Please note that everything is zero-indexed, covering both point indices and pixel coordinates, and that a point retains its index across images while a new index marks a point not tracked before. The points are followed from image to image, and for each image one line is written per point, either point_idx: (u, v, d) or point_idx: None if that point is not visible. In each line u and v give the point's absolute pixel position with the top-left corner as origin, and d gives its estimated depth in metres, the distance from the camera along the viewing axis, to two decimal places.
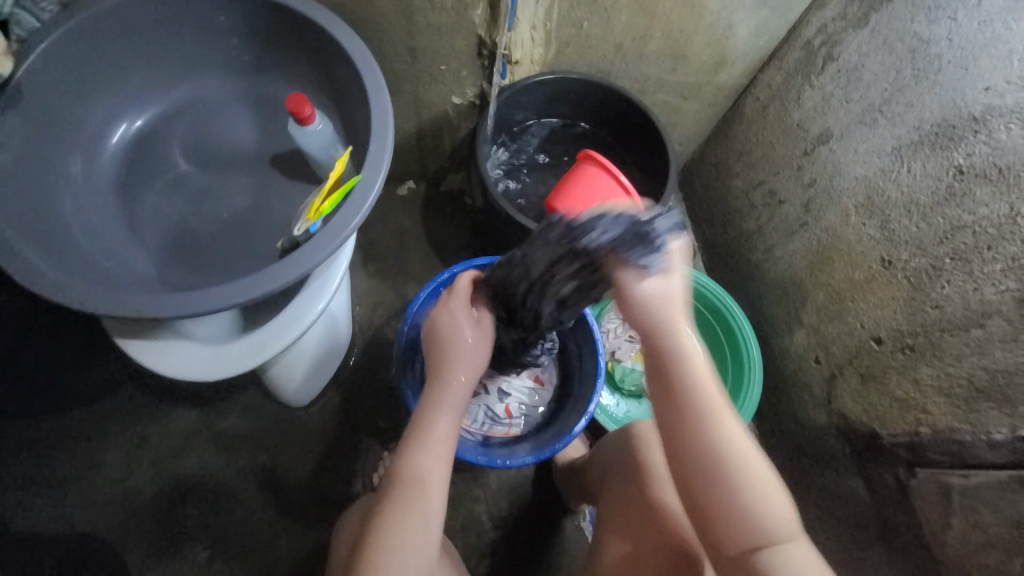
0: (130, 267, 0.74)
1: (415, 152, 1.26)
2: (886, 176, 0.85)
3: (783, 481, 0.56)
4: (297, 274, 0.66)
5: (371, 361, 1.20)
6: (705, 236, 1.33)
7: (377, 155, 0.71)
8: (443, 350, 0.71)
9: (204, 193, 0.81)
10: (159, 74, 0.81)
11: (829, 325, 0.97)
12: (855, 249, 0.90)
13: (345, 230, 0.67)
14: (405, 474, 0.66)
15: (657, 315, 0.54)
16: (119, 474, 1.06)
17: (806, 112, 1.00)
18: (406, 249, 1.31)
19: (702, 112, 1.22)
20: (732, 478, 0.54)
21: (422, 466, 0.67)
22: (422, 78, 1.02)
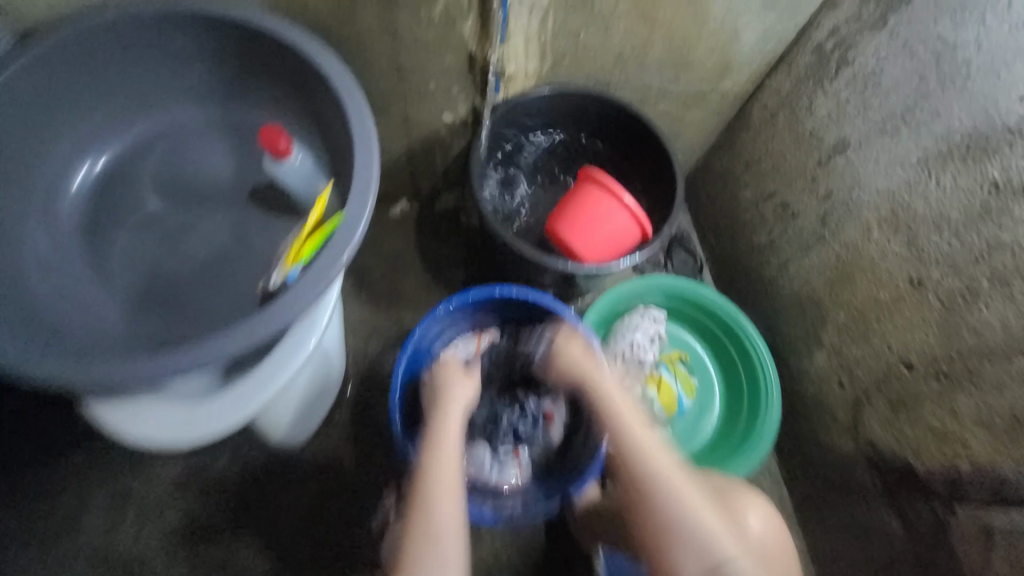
0: (98, 321, 0.69)
1: (407, 172, 1.20)
2: (911, 190, 0.79)
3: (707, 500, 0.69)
4: (274, 331, 0.60)
5: (367, 394, 1.14)
6: (714, 249, 1.27)
7: (359, 194, 0.65)
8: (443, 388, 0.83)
9: (177, 232, 0.75)
10: (124, 107, 0.75)
11: (852, 347, 0.91)
12: (880, 267, 0.84)
13: (325, 279, 0.62)
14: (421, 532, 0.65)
15: (569, 364, 0.85)
16: (102, 526, 1.00)
17: (819, 120, 0.94)
18: (401, 273, 1.25)
19: (707, 121, 1.16)
20: (662, 501, 0.69)
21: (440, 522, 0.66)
22: (410, 97, 0.96)
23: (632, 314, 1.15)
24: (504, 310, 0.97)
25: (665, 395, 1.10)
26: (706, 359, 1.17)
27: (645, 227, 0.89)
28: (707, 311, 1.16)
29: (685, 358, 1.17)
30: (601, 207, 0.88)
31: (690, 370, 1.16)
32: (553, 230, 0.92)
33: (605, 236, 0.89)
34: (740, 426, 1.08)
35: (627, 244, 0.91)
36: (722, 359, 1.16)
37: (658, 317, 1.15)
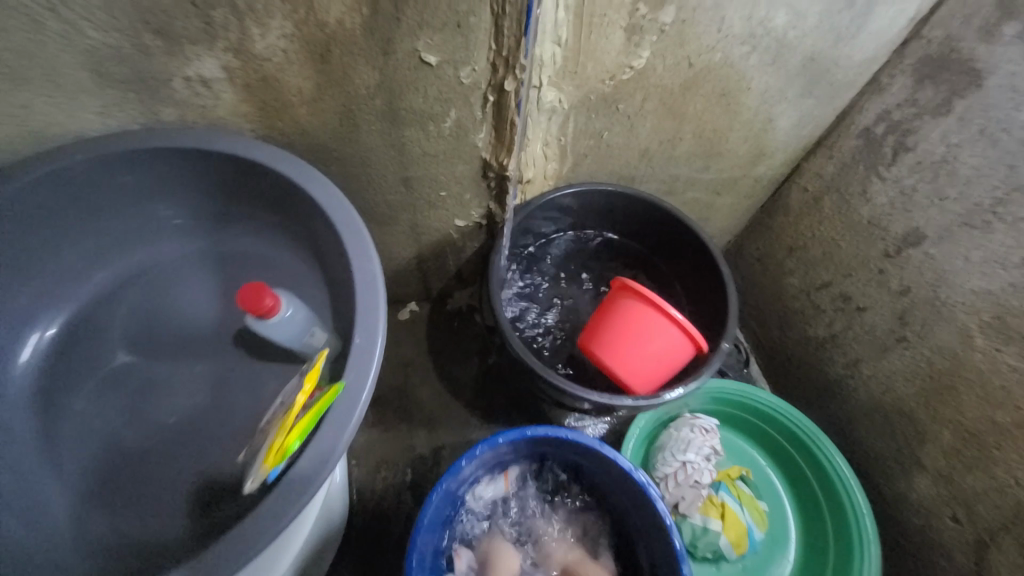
0: (43, 520, 0.55)
1: (416, 275, 1.10)
2: (1018, 294, 0.66)
3: None
4: (261, 546, 0.46)
5: (376, 540, 0.96)
6: (760, 339, 1.13)
7: (363, 349, 0.54)
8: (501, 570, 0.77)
9: (148, 392, 0.63)
10: (97, 250, 0.66)
11: (967, 475, 0.75)
12: (992, 381, 0.70)
13: (324, 469, 0.48)
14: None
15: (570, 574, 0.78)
16: None
17: (879, 208, 0.83)
18: (412, 385, 1.12)
19: (739, 205, 1.07)
20: None
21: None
22: (420, 206, 0.88)
23: (679, 425, 1.00)
24: (536, 447, 0.81)
25: (732, 529, 0.91)
26: (773, 477, 0.99)
27: (701, 344, 0.76)
28: (765, 417, 1.00)
29: (747, 476, 0.99)
30: (646, 325, 0.76)
31: (755, 491, 0.98)
32: (591, 351, 0.80)
33: (654, 357, 0.77)
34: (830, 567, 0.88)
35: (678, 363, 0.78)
36: (792, 477, 0.98)
37: (709, 428, 0.99)
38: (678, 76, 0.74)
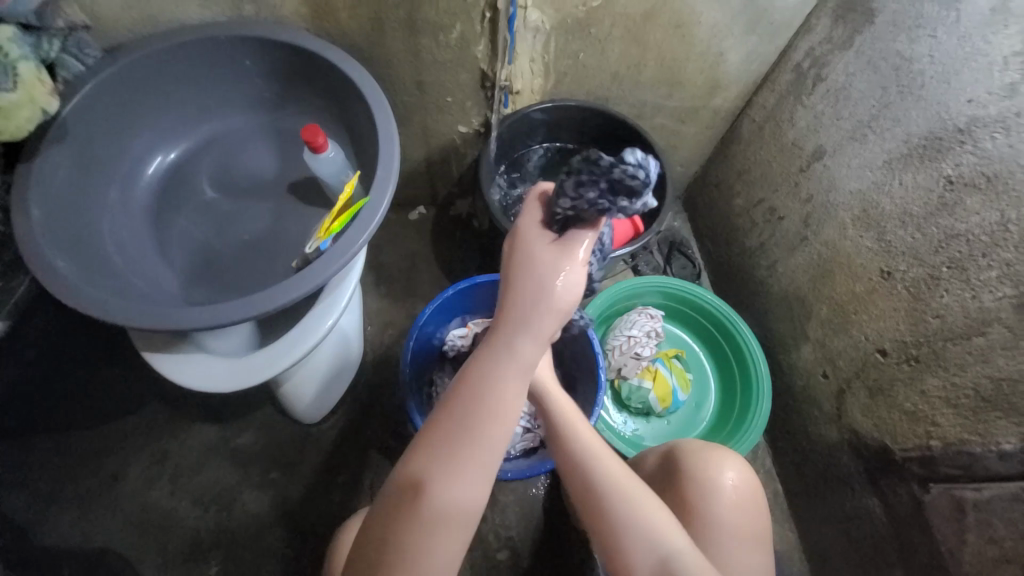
0: (157, 285, 0.80)
1: (425, 179, 1.33)
2: (879, 190, 0.86)
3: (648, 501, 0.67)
4: (307, 288, 0.71)
5: (382, 379, 1.24)
6: (710, 254, 1.35)
7: (384, 179, 0.76)
8: (524, 290, 0.55)
9: (227, 217, 0.88)
10: (191, 113, 0.90)
11: (835, 339, 0.97)
12: (856, 262, 0.91)
13: (352, 247, 0.72)
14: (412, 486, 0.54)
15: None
16: (140, 488, 1.11)
17: (800, 131, 1.02)
18: (417, 271, 1.36)
19: (701, 135, 1.26)
20: (608, 500, 0.67)
21: (433, 485, 0.53)
22: (430, 109, 1.09)
23: (630, 313, 1.22)
24: None
25: (660, 388, 1.15)
26: (702, 358, 1.25)
27: (637, 222, 0.99)
28: (701, 310, 1.23)
29: (681, 355, 1.23)
30: None
31: (686, 367, 1.23)
32: None
33: None
34: (734, 418, 1.13)
35: (621, 239, 1.01)
36: (717, 358, 1.23)
37: (655, 315, 1.21)
38: (638, 5, 0.93)
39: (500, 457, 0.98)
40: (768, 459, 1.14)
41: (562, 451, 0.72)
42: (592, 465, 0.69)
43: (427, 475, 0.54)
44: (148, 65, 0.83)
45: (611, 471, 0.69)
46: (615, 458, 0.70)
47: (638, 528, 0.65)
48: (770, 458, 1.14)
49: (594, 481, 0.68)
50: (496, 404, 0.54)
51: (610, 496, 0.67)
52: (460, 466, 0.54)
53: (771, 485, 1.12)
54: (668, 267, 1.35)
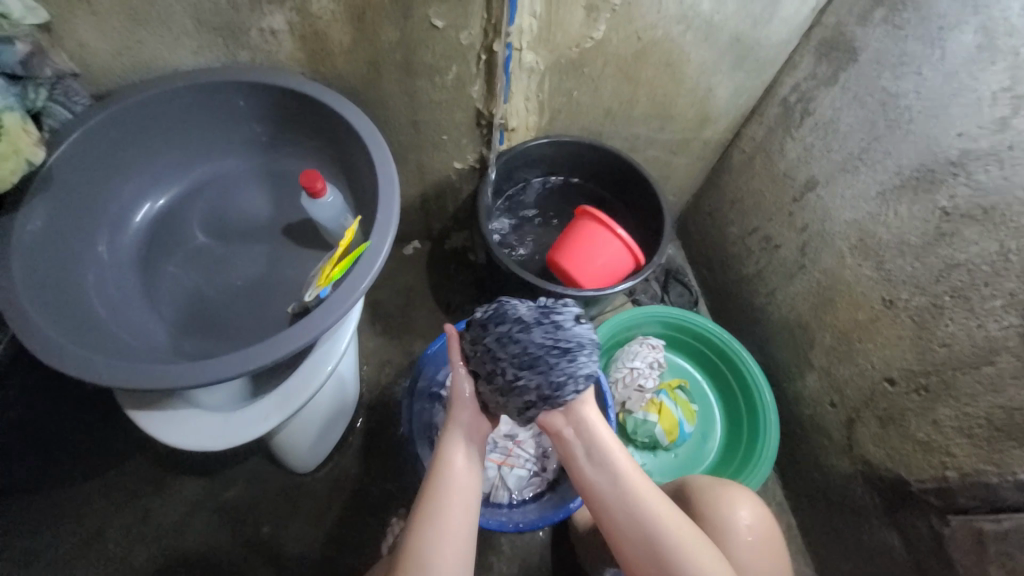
0: (146, 337, 0.76)
1: (420, 214, 1.32)
2: (874, 220, 0.88)
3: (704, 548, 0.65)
4: (308, 339, 0.68)
5: (379, 422, 1.19)
6: (707, 282, 1.35)
7: (384, 222, 0.75)
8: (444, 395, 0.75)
9: (219, 264, 0.85)
10: (183, 157, 0.88)
11: (840, 367, 0.96)
12: (856, 290, 0.91)
13: (354, 295, 0.70)
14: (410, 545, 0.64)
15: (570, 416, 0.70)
16: (120, 551, 1.03)
17: (791, 162, 1.05)
18: (413, 307, 1.34)
19: (692, 165, 1.28)
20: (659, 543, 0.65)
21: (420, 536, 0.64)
22: (425, 147, 1.09)
23: (631, 344, 1.21)
24: None
25: (666, 421, 1.12)
26: (705, 387, 1.23)
27: (638, 256, 0.99)
28: (702, 339, 1.22)
29: (685, 386, 1.21)
30: (598, 239, 0.99)
31: (690, 398, 1.21)
32: (556, 261, 1.02)
33: (602, 265, 0.99)
34: (742, 451, 1.11)
35: (622, 273, 1.01)
36: (720, 386, 1.21)
37: (657, 345, 1.19)
38: (630, 46, 0.95)
39: (507, 503, 0.93)
40: (779, 490, 1.12)
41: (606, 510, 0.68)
42: (651, 523, 0.66)
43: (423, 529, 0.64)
44: (141, 112, 0.81)
45: (666, 524, 0.66)
46: (666, 508, 0.67)
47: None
48: (781, 489, 1.12)
49: (648, 541, 0.65)
50: (461, 476, 0.69)
51: (663, 550, 0.65)
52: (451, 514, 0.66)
53: (784, 518, 1.09)
54: (666, 295, 1.35)
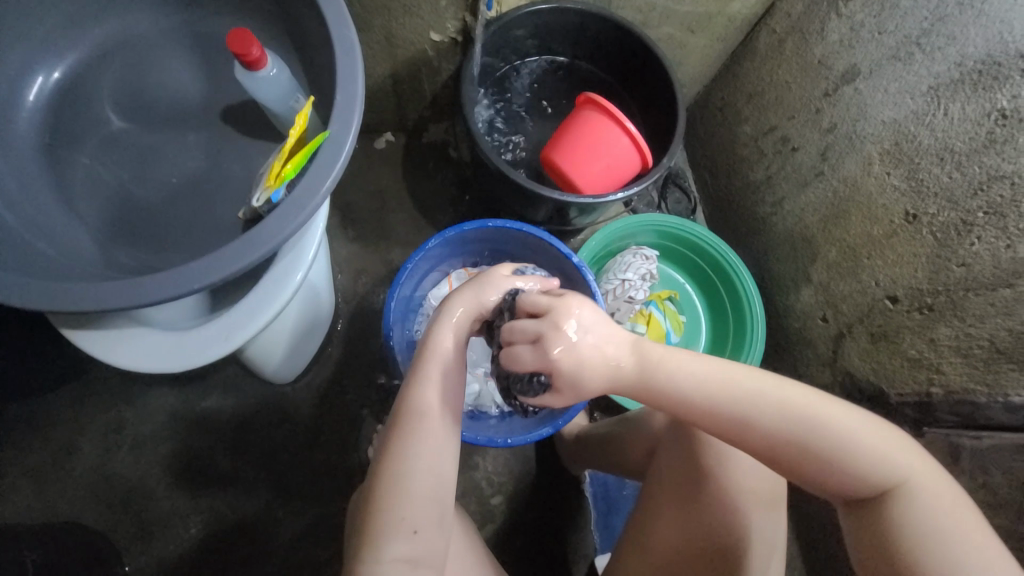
0: (68, 247, 0.64)
1: (391, 99, 1.12)
2: (917, 121, 0.78)
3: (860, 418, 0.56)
4: (262, 254, 0.57)
5: (358, 333, 1.14)
6: (707, 187, 1.25)
7: (345, 107, 0.59)
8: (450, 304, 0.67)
9: (146, 157, 0.70)
10: (76, 11, 0.67)
11: (840, 283, 0.92)
12: (877, 202, 0.84)
13: (314, 199, 0.58)
14: (410, 410, 0.61)
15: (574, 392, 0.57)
16: (99, 458, 1.01)
17: (830, 46, 0.90)
18: (388, 210, 1.21)
19: (711, 49, 1.10)
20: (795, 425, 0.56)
21: (424, 404, 0.62)
22: (395, 10, 0.88)
23: (624, 254, 1.14)
24: (494, 239, 0.98)
25: (654, 331, 1.09)
26: (694, 298, 1.21)
27: (647, 156, 0.87)
28: (698, 250, 1.17)
29: (674, 297, 1.19)
30: (602, 135, 0.85)
31: (678, 309, 1.19)
32: (551, 161, 0.89)
33: (604, 167, 0.87)
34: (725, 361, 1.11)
35: (626, 175, 0.89)
36: (710, 298, 1.19)
37: (650, 256, 1.13)
38: None
39: (494, 412, 0.94)
40: None
41: (736, 418, 0.57)
42: (786, 412, 0.56)
43: (421, 396, 0.62)
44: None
45: (805, 403, 0.56)
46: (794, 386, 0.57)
47: (872, 469, 0.54)
48: None
49: (792, 436, 0.56)
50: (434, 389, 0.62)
51: (806, 438, 0.55)
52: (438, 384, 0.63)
53: None
54: (663, 202, 1.25)
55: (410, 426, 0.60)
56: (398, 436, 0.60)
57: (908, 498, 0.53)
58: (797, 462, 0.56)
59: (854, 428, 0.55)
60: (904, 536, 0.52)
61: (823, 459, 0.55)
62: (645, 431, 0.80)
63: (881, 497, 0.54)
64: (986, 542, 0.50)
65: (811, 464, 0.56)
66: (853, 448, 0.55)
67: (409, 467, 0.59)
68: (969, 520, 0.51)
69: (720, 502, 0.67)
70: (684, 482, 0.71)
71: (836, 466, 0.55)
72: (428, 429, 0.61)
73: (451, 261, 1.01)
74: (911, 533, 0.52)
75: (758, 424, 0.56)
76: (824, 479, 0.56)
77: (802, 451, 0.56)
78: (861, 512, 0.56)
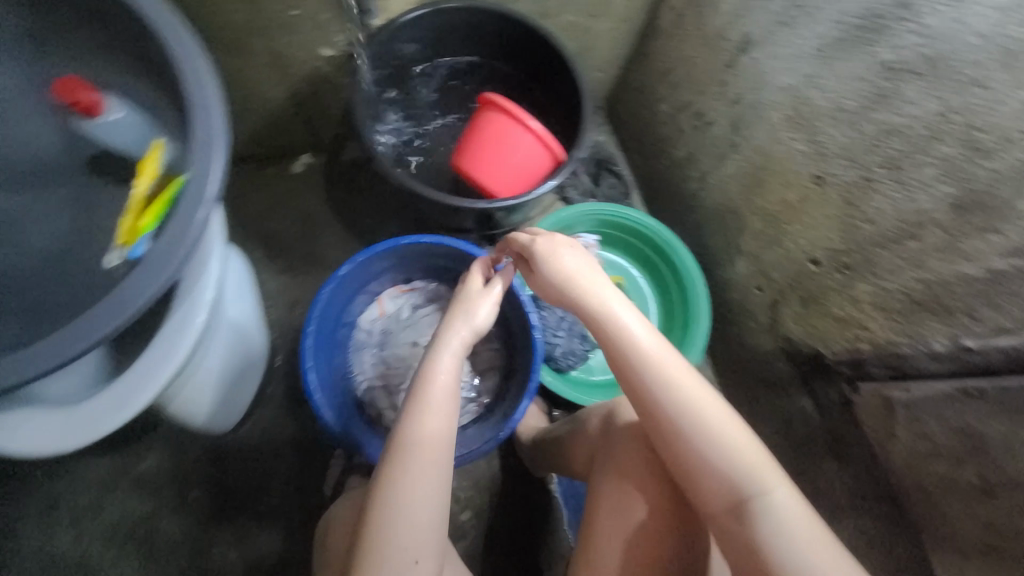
0: None
1: (299, 120, 1.07)
2: (811, 84, 0.78)
3: (737, 425, 0.62)
4: (129, 314, 0.52)
5: (299, 367, 1.09)
6: (638, 169, 1.24)
7: (201, 145, 0.55)
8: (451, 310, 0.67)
9: (7, 223, 0.64)
10: None
11: (768, 251, 0.93)
12: (787, 167, 0.84)
13: (180, 248, 0.53)
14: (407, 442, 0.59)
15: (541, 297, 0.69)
16: (33, 543, 0.95)
17: (725, 17, 0.90)
18: (315, 235, 1.16)
19: (618, 31, 1.08)
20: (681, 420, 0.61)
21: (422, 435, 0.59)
22: (275, 30, 0.83)
23: None
24: (417, 256, 0.94)
25: None
26: (641, 282, 1.19)
27: (556, 152, 0.84)
28: (637, 233, 1.16)
29: (619, 283, 1.18)
30: (507, 135, 0.83)
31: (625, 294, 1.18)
32: (462, 167, 0.87)
33: (518, 165, 0.85)
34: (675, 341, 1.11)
35: (540, 174, 0.87)
36: (654, 279, 1.18)
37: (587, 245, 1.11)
38: None
39: None
40: (708, 370, 1.17)
41: (640, 365, 0.63)
42: (679, 400, 0.62)
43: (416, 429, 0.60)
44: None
45: (700, 402, 0.62)
46: (692, 385, 0.63)
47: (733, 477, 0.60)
48: (709, 369, 1.17)
49: (677, 425, 0.61)
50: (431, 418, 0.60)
51: (688, 431, 0.61)
52: (436, 414, 0.61)
53: None
54: (597, 190, 1.23)
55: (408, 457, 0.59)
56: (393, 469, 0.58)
57: (766, 506, 0.58)
58: (672, 444, 0.62)
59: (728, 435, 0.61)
60: (759, 544, 0.57)
61: (693, 453, 0.61)
62: (587, 439, 0.81)
63: (742, 505, 0.59)
64: (827, 557, 0.55)
65: (683, 453, 0.62)
66: (721, 452, 0.60)
67: (411, 495, 0.58)
68: (820, 539, 0.56)
69: (643, 509, 0.68)
70: (610, 487, 0.71)
71: (704, 463, 0.61)
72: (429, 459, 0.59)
73: (381, 281, 0.96)
74: (762, 537, 0.57)
75: (652, 402, 0.62)
76: (695, 477, 0.62)
77: (681, 440, 0.62)
78: (725, 519, 0.60)
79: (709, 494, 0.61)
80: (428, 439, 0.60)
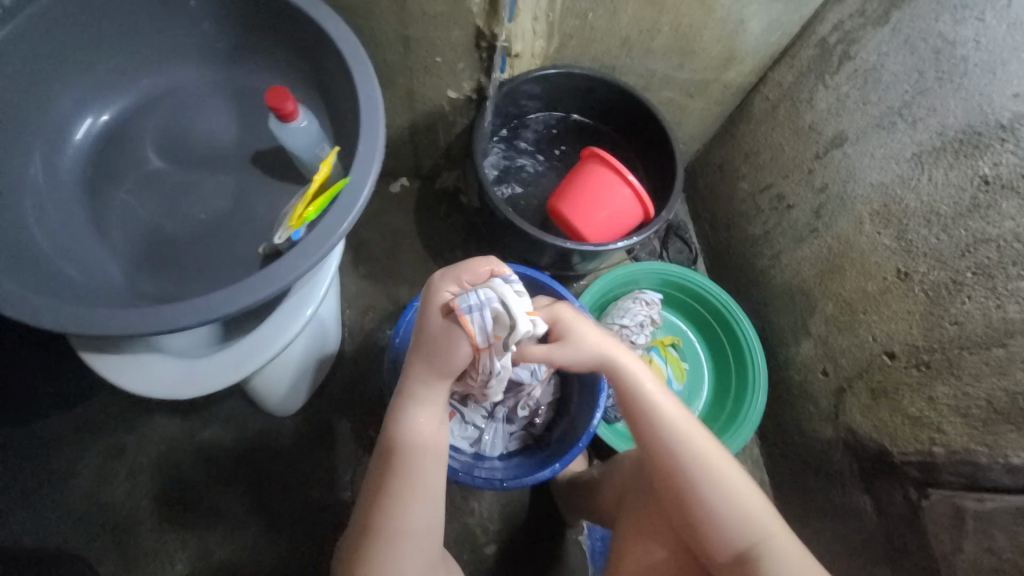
0: (97, 274, 0.68)
1: (409, 147, 1.20)
2: (903, 184, 0.82)
3: (737, 470, 0.64)
4: (278, 287, 0.60)
5: (361, 369, 1.15)
6: (708, 239, 1.29)
7: (365, 157, 0.65)
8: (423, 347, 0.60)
9: (179, 193, 0.75)
10: (134, 62, 0.74)
11: (839, 336, 0.93)
12: (870, 259, 0.87)
13: (331, 238, 0.62)
14: (395, 437, 0.62)
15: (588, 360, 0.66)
16: (94, 485, 1.01)
17: (819, 114, 0.96)
18: (398, 250, 1.26)
19: (709, 111, 1.17)
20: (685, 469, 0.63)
21: (415, 432, 0.62)
22: (416, 70, 0.96)
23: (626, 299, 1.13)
24: None
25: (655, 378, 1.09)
26: (697, 346, 1.21)
27: (647, 207, 0.91)
28: (702, 299, 1.18)
29: (677, 344, 1.19)
30: (604, 187, 0.91)
31: (681, 356, 1.19)
32: (557, 210, 0.96)
33: (606, 216, 0.92)
34: (727, 411, 1.11)
35: (627, 225, 0.94)
36: (711, 347, 1.20)
37: (652, 301, 1.12)
38: None
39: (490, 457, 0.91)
40: (756, 448, 1.14)
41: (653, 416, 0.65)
42: (692, 461, 0.63)
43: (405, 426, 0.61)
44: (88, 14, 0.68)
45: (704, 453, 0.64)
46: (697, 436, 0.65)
47: (737, 528, 0.61)
48: (757, 447, 1.15)
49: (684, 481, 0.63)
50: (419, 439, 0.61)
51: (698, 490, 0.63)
52: (431, 412, 0.62)
53: (758, 474, 1.12)
54: (665, 252, 1.28)
55: (398, 442, 0.61)
56: (392, 466, 0.61)
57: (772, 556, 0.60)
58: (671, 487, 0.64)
59: (733, 482, 0.63)
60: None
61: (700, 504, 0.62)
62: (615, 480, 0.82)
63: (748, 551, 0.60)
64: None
65: (690, 507, 0.63)
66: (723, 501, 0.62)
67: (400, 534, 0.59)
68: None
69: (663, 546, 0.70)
70: (637, 533, 0.73)
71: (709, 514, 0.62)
72: (428, 455, 0.62)
73: None
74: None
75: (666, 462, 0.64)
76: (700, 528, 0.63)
77: (692, 499, 0.63)
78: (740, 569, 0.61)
79: (709, 542, 0.63)
80: (418, 471, 0.61)
